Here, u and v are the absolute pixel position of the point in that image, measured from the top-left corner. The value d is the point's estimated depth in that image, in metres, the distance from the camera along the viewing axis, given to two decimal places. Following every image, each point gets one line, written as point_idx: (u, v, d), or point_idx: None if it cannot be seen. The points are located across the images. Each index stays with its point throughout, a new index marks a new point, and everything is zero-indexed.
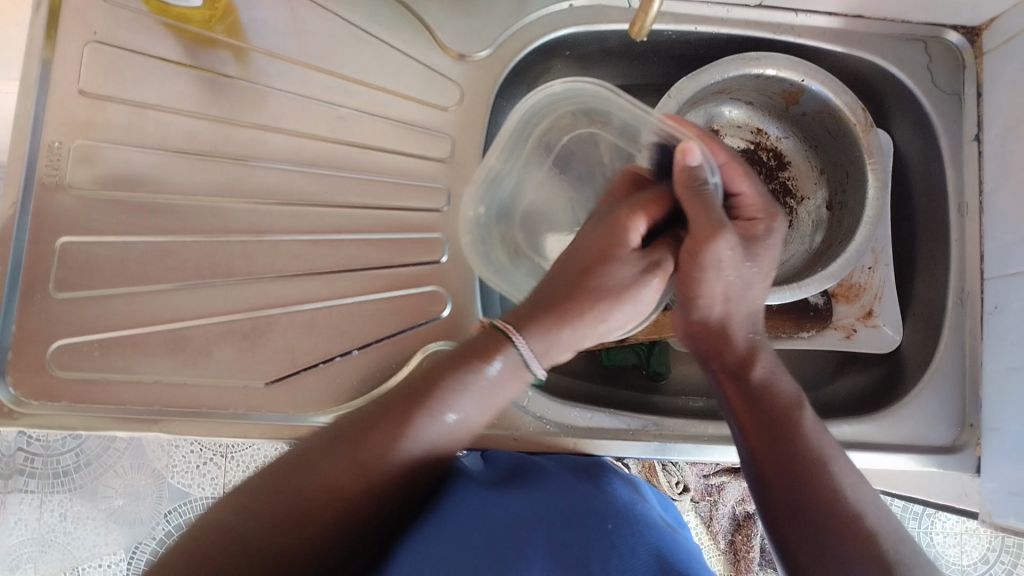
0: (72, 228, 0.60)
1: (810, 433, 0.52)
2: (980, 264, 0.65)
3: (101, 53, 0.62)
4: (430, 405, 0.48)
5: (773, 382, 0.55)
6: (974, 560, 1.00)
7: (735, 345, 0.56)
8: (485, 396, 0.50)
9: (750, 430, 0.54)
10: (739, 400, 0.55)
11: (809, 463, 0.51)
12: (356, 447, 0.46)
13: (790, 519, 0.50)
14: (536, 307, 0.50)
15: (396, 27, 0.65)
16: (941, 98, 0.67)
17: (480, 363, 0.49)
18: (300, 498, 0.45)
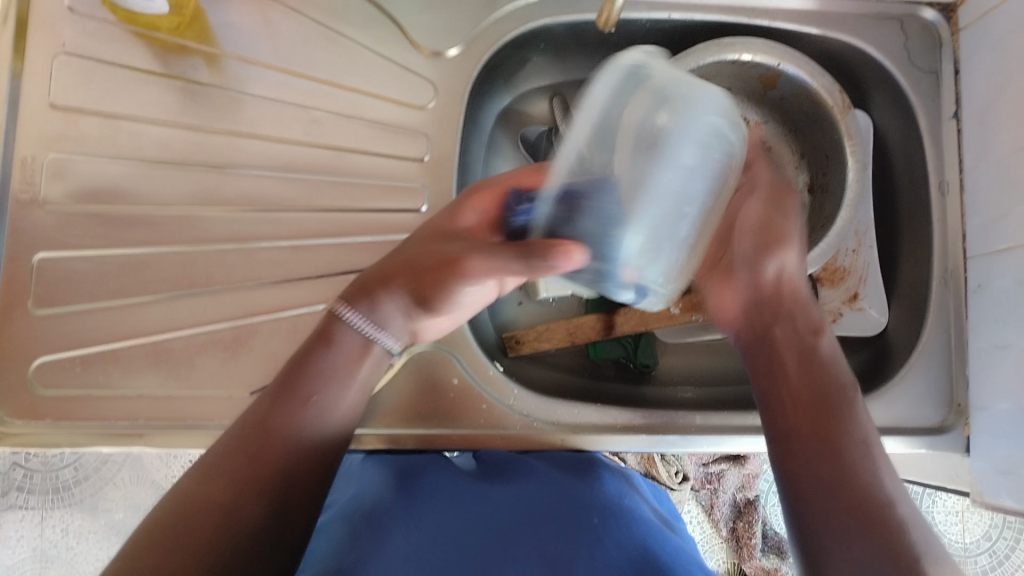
0: (48, 244, 0.60)
1: (861, 418, 0.52)
2: (962, 243, 0.65)
3: (69, 64, 0.61)
4: (317, 373, 0.52)
5: (833, 366, 0.55)
6: (976, 536, 1.01)
7: (802, 317, 0.57)
8: (350, 378, 0.54)
9: (800, 399, 0.53)
10: (795, 369, 0.55)
11: (852, 445, 0.50)
12: (256, 446, 0.48)
13: (825, 490, 0.48)
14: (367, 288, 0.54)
15: (367, 28, 0.64)
16: (918, 77, 0.67)
17: (327, 348, 0.53)
18: (210, 503, 0.45)
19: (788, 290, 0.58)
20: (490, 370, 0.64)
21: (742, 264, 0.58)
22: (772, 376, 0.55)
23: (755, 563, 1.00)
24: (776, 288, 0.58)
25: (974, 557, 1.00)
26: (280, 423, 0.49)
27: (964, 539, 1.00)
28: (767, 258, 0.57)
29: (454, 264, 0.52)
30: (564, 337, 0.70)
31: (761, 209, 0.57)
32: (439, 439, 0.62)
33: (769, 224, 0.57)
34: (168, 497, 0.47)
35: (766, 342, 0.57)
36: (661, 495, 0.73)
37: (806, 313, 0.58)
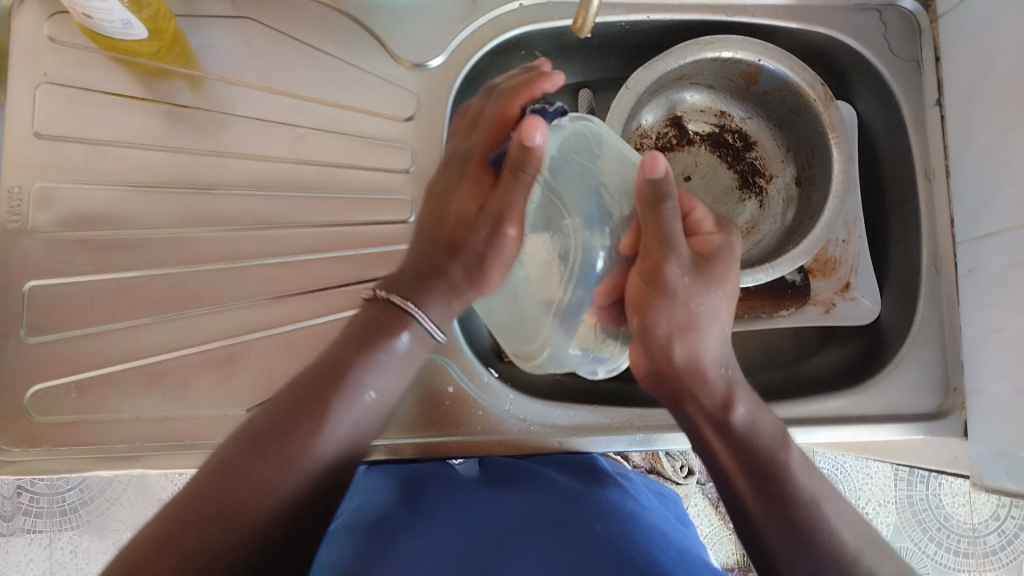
0: (39, 271, 0.60)
1: (798, 470, 0.51)
2: (950, 227, 0.65)
3: (53, 93, 0.62)
4: (361, 367, 0.50)
5: (755, 423, 0.52)
6: (985, 516, 1.00)
7: (708, 390, 0.52)
8: (397, 367, 0.52)
9: (738, 479, 0.51)
10: (721, 448, 0.52)
11: (801, 504, 0.49)
12: (286, 446, 0.47)
13: (787, 563, 0.48)
14: (416, 282, 0.54)
15: (347, 43, 0.64)
16: (899, 65, 0.67)
17: (390, 337, 0.52)
18: (234, 505, 0.44)
19: (681, 366, 0.52)
20: (484, 377, 0.63)
21: (635, 338, 0.54)
22: (707, 454, 0.53)
23: None
24: (666, 365, 0.53)
25: (984, 537, 1.00)
26: (280, 458, 0.46)
27: (973, 520, 1.00)
28: (648, 335, 0.52)
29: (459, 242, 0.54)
30: None
31: (637, 290, 0.52)
32: (441, 446, 0.62)
33: (641, 305, 0.52)
34: (183, 491, 0.46)
35: (686, 422, 0.54)
36: (669, 501, 0.73)
37: (711, 384, 0.52)
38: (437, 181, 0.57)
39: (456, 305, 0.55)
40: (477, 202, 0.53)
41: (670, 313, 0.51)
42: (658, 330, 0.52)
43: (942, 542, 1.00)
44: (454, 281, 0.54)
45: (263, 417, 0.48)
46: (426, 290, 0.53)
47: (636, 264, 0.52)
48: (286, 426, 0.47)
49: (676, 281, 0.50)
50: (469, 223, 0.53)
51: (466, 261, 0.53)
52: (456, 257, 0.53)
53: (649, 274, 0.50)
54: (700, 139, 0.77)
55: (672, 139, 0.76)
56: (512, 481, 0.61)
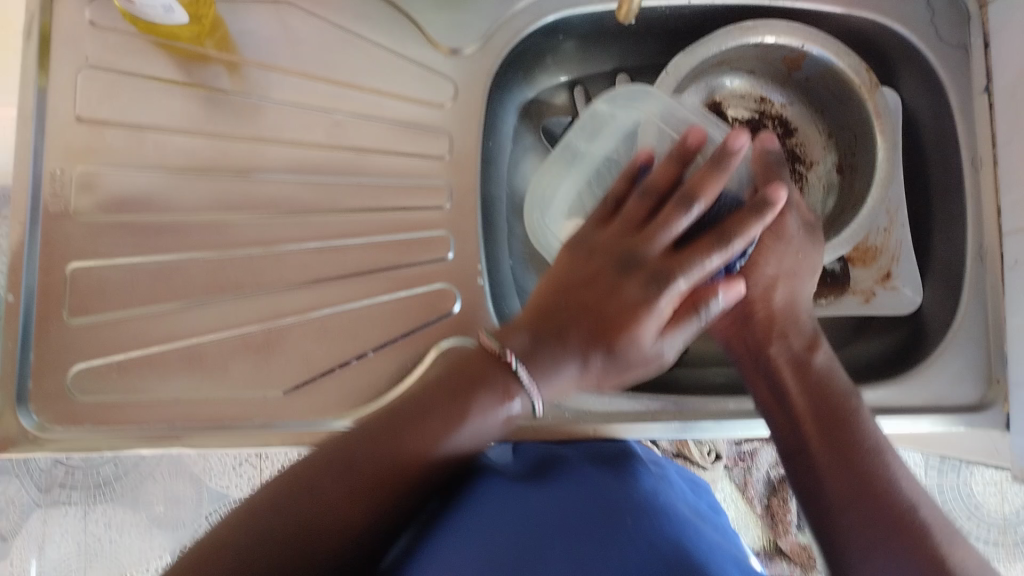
0: (80, 254, 0.61)
1: (867, 420, 0.55)
2: (997, 217, 0.64)
3: (94, 77, 0.62)
4: (475, 409, 0.50)
5: (834, 371, 0.58)
6: (1016, 506, 1.00)
7: (793, 335, 0.59)
8: (494, 423, 0.51)
9: (808, 421, 0.55)
10: (799, 390, 0.56)
11: (865, 450, 0.53)
12: (376, 467, 0.48)
13: (848, 504, 0.51)
14: (557, 337, 0.52)
15: (385, 29, 0.64)
16: (949, 53, 0.66)
17: (498, 400, 0.50)
18: (325, 514, 0.46)
19: (779, 308, 0.59)
20: None
21: None
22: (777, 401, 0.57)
23: (791, 538, 1.00)
24: (761, 304, 0.59)
25: (1013, 527, 1.00)
26: (352, 497, 0.47)
27: (1003, 510, 1.00)
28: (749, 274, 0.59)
29: (603, 323, 0.52)
30: None
31: (751, 232, 0.58)
32: None
33: (752, 246, 0.58)
34: (271, 485, 0.47)
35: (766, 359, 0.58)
36: (698, 487, 0.72)
37: (798, 330, 0.59)
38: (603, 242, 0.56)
39: (580, 377, 0.53)
40: (624, 293, 0.52)
41: (780, 254, 0.58)
42: (760, 271, 0.59)
43: (972, 530, 0.99)
44: (592, 368, 0.53)
45: (350, 436, 0.49)
46: (546, 360, 0.51)
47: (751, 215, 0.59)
48: (384, 447, 0.48)
49: (787, 227, 0.58)
50: (635, 312, 0.52)
51: (602, 345, 0.52)
52: (598, 341, 0.52)
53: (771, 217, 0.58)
54: (739, 125, 0.75)
55: None
56: (547, 466, 0.60)
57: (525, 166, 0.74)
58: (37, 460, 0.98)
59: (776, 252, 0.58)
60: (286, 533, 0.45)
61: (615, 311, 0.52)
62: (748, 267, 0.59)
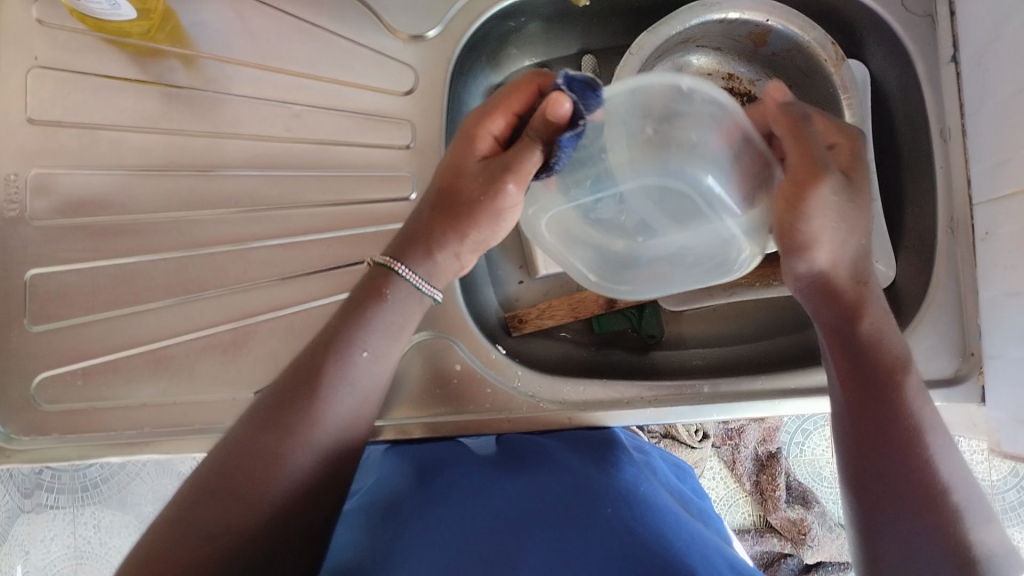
0: (40, 260, 0.60)
1: (913, 394, 0.50)
2: (967, 188, 0.63)
3: (45, 77, 0.61)
4: (367, 317, 0.50)
5: (884, 336, 0.51)
6: (1004, 473, 1.00)
7: (840, 295, 0.51)
8: (388, 330, 0.51)
9: (846, 386, 0.51)
10: (847, 356, 0.51)
11: (906, 425, 0.48)
12: (287, 419, 0.47)
13: (875, 479, 0.48)
14: (414, 239, 0.51)
15: (342, 17, 0.63)
16: (914, 21, 0.65)
17: (375, 303, 0.51)
18: (245, 477, 0.45)
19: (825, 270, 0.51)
20: (492, 354, 0.63)
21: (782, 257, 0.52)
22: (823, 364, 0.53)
23: (780, 514, 0.99)
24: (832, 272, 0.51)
25: (1002, 494, 1.00)
26: (264, 456, 0.46)
27: (991, 477, 1.00)
28: (795, 254, 0.51)
29: (455, 222, 0.50)
30: (569, 314, 0.70)
31: (787, 195, 0.49)
32: (451, 425, 0.61)
33: (784, 225, 0.49)
34: (193, 475, 0.47)
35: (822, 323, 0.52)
36: (684, 474, 0.72)
37: (849, 292, 0.51)
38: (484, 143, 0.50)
39: (456, 261, 0.52)
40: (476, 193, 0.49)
41: (823, 232, 0.49)
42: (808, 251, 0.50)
43: None
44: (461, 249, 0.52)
45: (232, 434, 0.47)
46: (427, 250, 0.51)
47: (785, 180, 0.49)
48: (290, 401, 0.47)
49: (829, 202, 0.49)
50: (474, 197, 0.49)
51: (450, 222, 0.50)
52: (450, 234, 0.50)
53: (799, 194, 0.48)
54: None
55: None
56: (526, 456, 0.59)
57: None
58: (20, 465, 0.97)
59: (819, 219, 0.49)
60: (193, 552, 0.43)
61: (471, 209, 0.49)
62: (797, 237, 0.49)
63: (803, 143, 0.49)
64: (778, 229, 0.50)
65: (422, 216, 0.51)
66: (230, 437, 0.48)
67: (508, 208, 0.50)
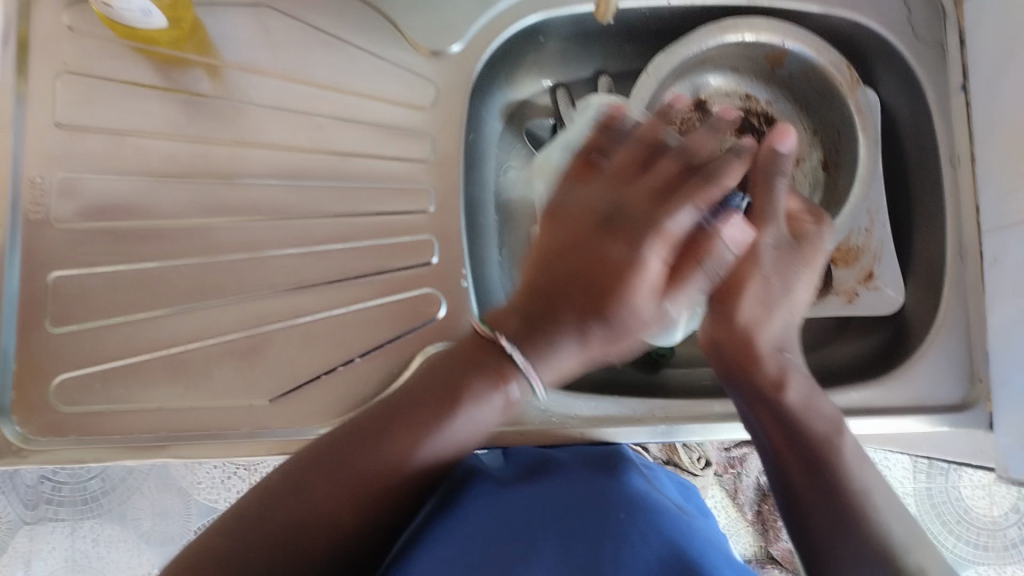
0: (61, 262, 0.61)
1: (849, 456, 0.55)
2: (976, 215, 0.64)
3: (75, 84, 0.62)
4: (474, 395, 0.50)
5: (810, 404, 0.57)
6: (1006, 508, 1.00)
7: (765, 370, 0.57)
8: (499, 402, 0.52)
9: (786, 452, 0.56)
10: (775, 422, 0.57)
11: (845, 485, 0.54)
12: (367, 471, 0.49)
13: (832, 540, 0.52)
14: (538, 325, 0.50)
15: (365, 32, 0.64)
16: (924, 50, 0.66)
17: (490, 384, 0.50)
18: (298, 525, 0.48)
19: (749, 338, 0.57)
20: None
21: (715, 315, 0.58)
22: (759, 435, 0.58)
23: (782, 545, 0.99)
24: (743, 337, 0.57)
25: (1004, 530, 0.99)
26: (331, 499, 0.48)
27: (993, 512, 0.99)
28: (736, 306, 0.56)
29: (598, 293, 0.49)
30: None
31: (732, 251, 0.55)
32: None
33: (734, 276, 0.55)
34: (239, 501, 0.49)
35: (741, 396, 0.58)
36: (690, 490, 0.72)
37: (766, 366, 0.57)
38: (578, 218, 0.53)
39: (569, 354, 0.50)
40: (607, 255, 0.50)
41: (757, 286, 0.56)
42: (745, 303, 0.56)
43: (963, 534, 0.99)
44: (590, 334, 0.50)
45: (292, 467, 0.50)
46: (544, 336, 0.49)
47: (737, 236, 0.55)
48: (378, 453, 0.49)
49: (762, 251, 0.55)
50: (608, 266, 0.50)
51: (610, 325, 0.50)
52: (594, 311, 0.49)
53: (747, 240, 0.55)
54: None
55: (696, 122, 0.74)
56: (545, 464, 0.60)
57: (513, 170, 0.74)
58: (22, 475, 0.96)
59: (756, 273, 0.55)
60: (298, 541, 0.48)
61: (607, 290, 0.49)
62: (732, 289, 0.56)
63: (763, 196, 0.54)
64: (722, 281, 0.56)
65: (529, 304, 0.51)
66: (329, 441, 0.51)
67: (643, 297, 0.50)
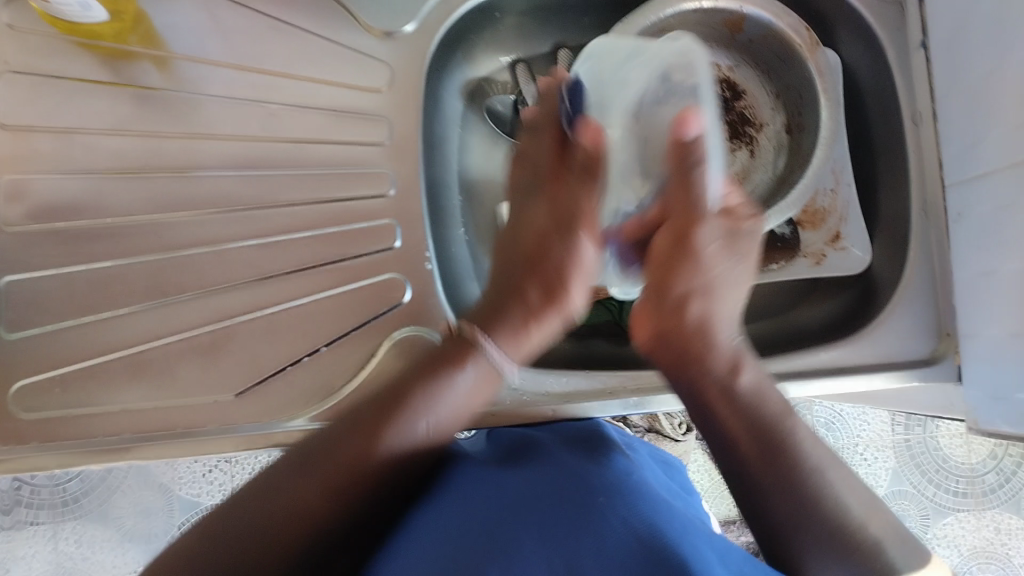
0: (16, 267, 0.59)
1: (807, 442, 0.51)
2: (939, 171, 0.64)
3: (16, 81, 0.60)
4: (437, 382, 0.52)
5: (761, 390, 0.52)
6: (983, 456, 1.01)
7: (717, 359, 0.52)
8: (456, 404, 0.53)
9: (748, 449, 0.51)
10: (739, 405, 0.51)
11: (812, 479, 0.50)
12: (339, 461, 0.49)
13: (799, 535, 0.49)
14: (495, 312, 0.55)
15: (314, 15, 0.63)
16: (882, 8, 0.66)
17: (454, 371, 0.53)
18: (265, 521, 0.47)
19: (699, 321, 0.52)
20: None
21: (651, 294, 0.52)
22: (713, 427, 0.53)
23: None
24: (698, 305, 0.52)
25: (982, 477, 1.01)
26: (297, 497, 0.48)
27: (971, 460, 1.01)
28: (682, 278, 0.51)
29: (541, 263, 0.56)
30: None
31: (678, 228, 0.50)
32: None
33: (672, 256, 0.51)
34: (216, 509, 0.49)
35: (687, 387, 0.53)
36: (673, 473, 0.71)
37: (720, 350, 0.52)
38: (536, 213, 0.58)
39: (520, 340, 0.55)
40: (557, 237, 0.57)
41: (722, 280, 0.52)
42: (695, 274, 0.51)
43: (942, 484, 1.01)
44: (530, 304, 0.55)
45: (270, 472, 0.49)
46: (502, 317, 0.55)
47: (715, 215, 0.51)
48: (349, 441, 0.50)
49: (738, 241, 0.53)
50: (549, 243, 0.57)
51: (543, 283, 0.56)
52: (533, 278, 0.56)
53: (682, 233, 0.50)
54: None
55: None
56: (534, 453, 0.58)
57: (476, 150, 0.73)
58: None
59: (715, 257, 0.51)
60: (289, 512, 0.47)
61: (547, 272, 0.56)
62: (676, 269, 0.51)
63: (721, 187, 0.51)
64: (659, 265, 0.51)
65: (490, 293, 0.57)
66: (310, 442, 0.51)
67: (572, 286, 0.57)
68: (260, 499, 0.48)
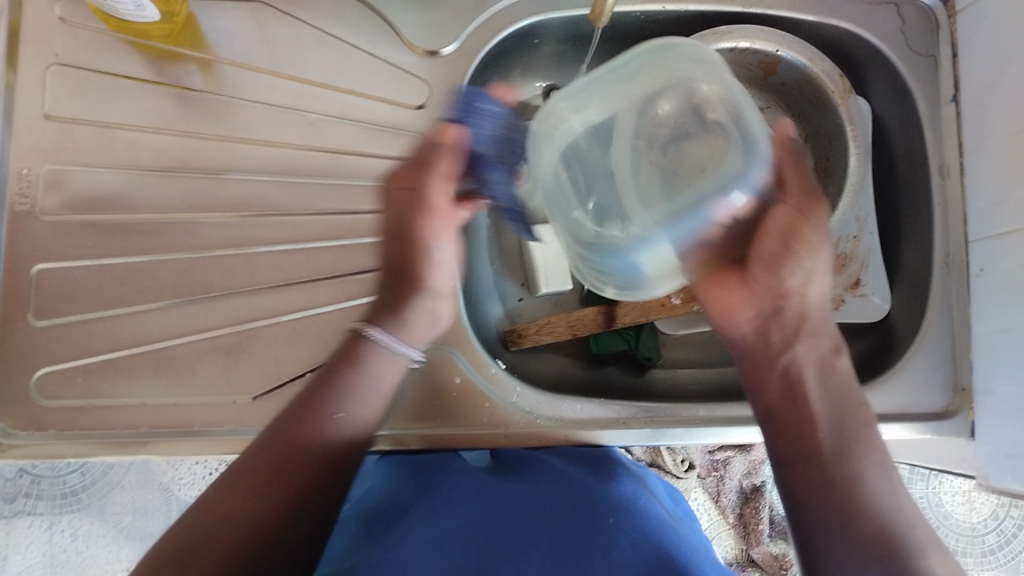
0: (47, 255, 0.60)
1: (876, 444, 0.54)
2: (963, 224, 0.64)
3: (63, 74, 0.61)
4: (352, 380, 0.53)
5: (846, 381, 0.57)
6: (985, 516, 1.00)
7: (822, 336, 0.58)
8: (377, 381, 0.55)
9: (816, 426, 0.54)
10: (815, 395, 0.56)
11: (867, 464, 0.52)
12: (282, 458, 0.49)
13: (840, 516, 0.50)
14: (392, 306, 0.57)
15: (359, 30, 0.64)
16: (917, 61, 0.67)
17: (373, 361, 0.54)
18: (226, 518, 0.46)
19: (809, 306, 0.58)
20: (492, 369, 0.62)
21: (764, 273, 0.57)
22: (790, 401, 0.56)
23: (762, 548, 0.99)
24: (795, 300, 0.57)
25: (982, 537, 1.00)
26: (255, 491, 0.48)
27: (974, 519, 1.00)
28: (787, 269, 0.56)
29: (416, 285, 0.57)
30: (567, 330, 0.68)
31: (794, 220, 0.55)
32: (441, 440, 0.60)
33: (783, 246, 0.55)
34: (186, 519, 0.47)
35: (805, 356, 0.57)
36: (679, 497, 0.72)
37: (821, 329, 0.58)
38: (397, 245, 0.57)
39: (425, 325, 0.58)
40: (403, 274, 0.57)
41: (811, 251, 0.56)
42: (797, 266, 0.56)
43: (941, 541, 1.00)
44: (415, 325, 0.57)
45: (222, 479, 0.49)
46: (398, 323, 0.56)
47: (785, 202, 0.56)
48: (283, 442, 0.50)
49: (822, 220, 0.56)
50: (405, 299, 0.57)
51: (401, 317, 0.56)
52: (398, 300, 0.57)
53: (799, 213, 0.56)
54: None
55: None
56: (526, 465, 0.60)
57: None
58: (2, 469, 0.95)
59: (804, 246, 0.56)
60: (231, 540, 0.45)
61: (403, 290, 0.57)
62: (784, 262, 0.56)
63: (802, 175, 0.56)
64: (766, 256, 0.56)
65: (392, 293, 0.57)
66: (244, 457, 0.50)
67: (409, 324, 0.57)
68: (206, 522, 0.46)
